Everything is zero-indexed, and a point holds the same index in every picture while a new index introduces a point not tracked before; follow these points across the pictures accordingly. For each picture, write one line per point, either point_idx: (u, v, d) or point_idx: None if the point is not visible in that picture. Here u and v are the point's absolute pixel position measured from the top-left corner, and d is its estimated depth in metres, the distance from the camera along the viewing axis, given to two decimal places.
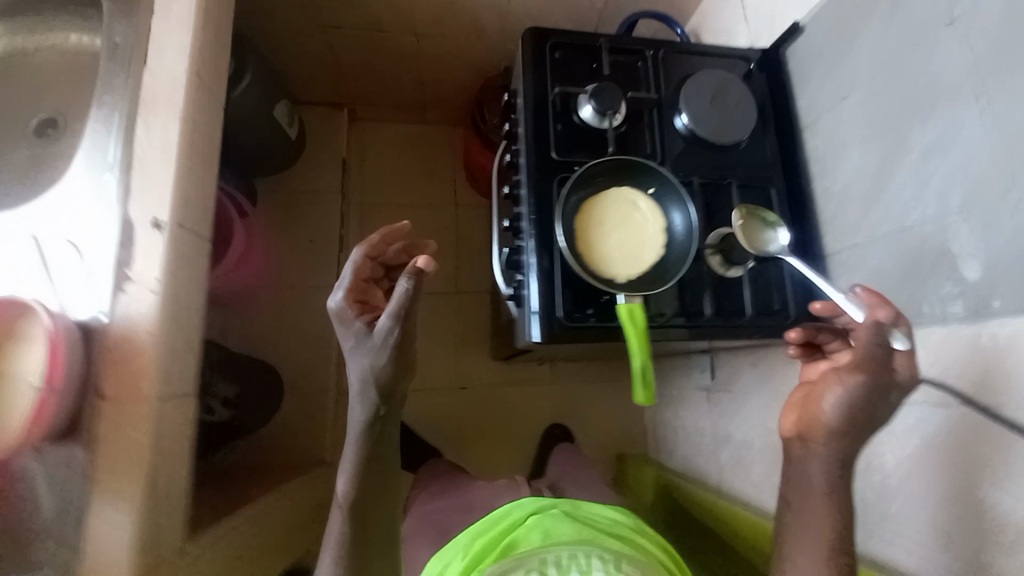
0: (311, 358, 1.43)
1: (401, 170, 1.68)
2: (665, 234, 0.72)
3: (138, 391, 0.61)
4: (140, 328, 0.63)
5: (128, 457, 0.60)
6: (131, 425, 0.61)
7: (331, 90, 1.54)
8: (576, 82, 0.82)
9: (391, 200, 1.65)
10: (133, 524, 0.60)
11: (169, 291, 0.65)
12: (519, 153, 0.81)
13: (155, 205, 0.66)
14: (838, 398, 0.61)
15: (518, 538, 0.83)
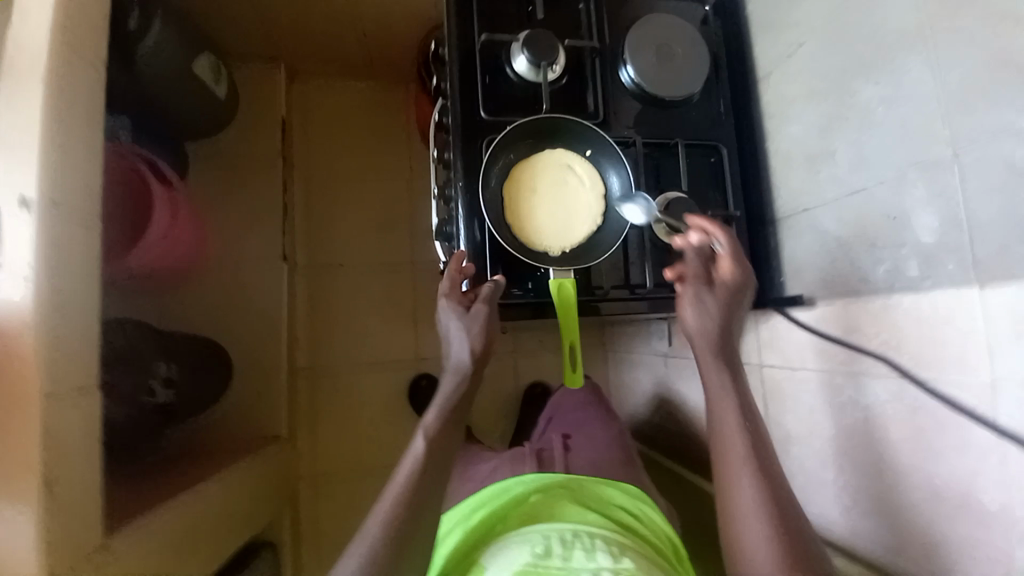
0: (259, 335, 1.38)
1: (350, 132, 1.56)
2: (603, 202, 0.68)
3: (25, 387, 0.56)
4: (18, 320, 0.56)
5: (20, 460, 0.55)
6: (18, 425, 0.55)
7: (266, 42, 1.38)
8: (509, 31, 0.75)
9: (341, 164, 1.55)
10: (34, 529, 0.56)
11: (48, 276, 0.58)
12: (447, 111, 0.75)
13: (20, 181, 0.58)
14: (695, 311, 0.66)
15: (525, 515, 0.82)
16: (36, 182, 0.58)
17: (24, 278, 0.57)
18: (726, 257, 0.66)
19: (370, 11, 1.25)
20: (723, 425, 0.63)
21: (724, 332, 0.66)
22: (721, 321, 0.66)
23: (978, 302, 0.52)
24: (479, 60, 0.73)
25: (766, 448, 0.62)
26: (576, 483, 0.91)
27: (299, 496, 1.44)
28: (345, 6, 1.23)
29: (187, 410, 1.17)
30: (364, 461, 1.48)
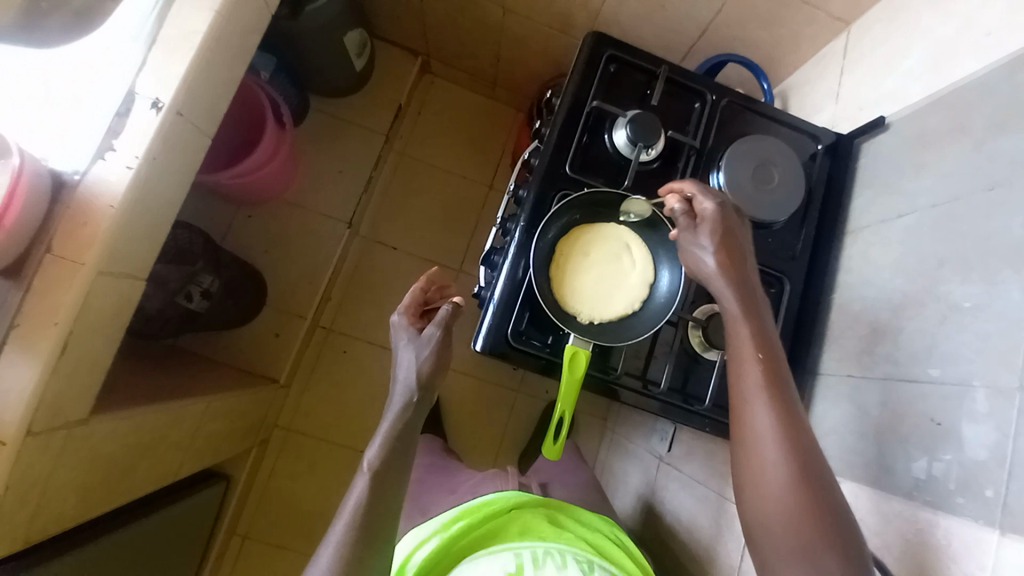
0: (298, 282, 1.47)
1: (450, 135, 1.65)
2: (646, 291, 0.68)
3: (82, 258, 0.62)
4: (104, 197, 0.63)
5: (51, 318, 0.61)
6: (63, 286, 0.62)
7: (411, 35, 1.50)
8: (620, 104, 0.78)
9: (431, 160, 1.64)
10: (34, 379, 0.61)
11: (147, 172, 0.66)
12: (536, 154, 0.78)
13: (161, 87, 0.67)
14: (703, 252, 0.63)
15: (496, 530, 0.83)
16: (173, 90, 0.67)
17: (131, 163, 0.64)
18: (705, 199, 0.64)
19: (508, 38, 1.34)
20: (742, 361, 0.59)
21: (741, 263, 0.63)
22: (731, 256, 0.62)
23: (996, 554, 0.48)
24: (582, 121, 0.77)
25: (790, 401, 0.57)
26: (551, 506, 0.92)
27: (270, 441, 1.47)
28: (488, 27, 1.33)
29: (213, 323, 1.26)
30: (339, 433, 1.50)
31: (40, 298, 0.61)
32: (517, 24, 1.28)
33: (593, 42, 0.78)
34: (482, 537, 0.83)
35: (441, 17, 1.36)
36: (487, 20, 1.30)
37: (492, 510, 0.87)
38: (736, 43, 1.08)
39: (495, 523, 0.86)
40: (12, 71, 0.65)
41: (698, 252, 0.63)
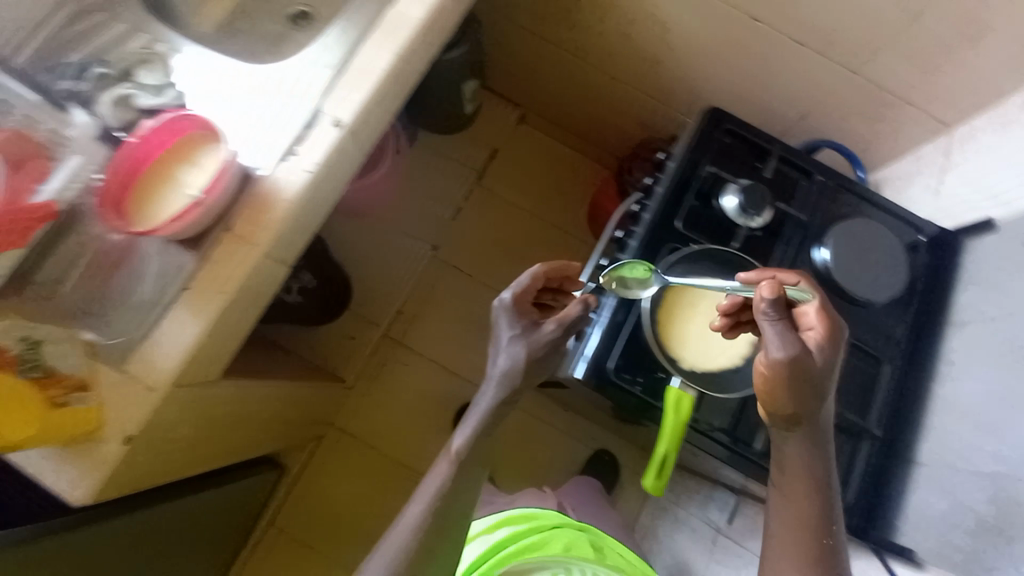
0: (378, 294, 1.57)
1: (536, 178, 1.74)
2: (749, 348, 0.74)
3: (253, 237, 0.72)
4: (282, 192, 0.74)
5: (220, 287, 0.71)
6: (235, 261, 0.72)
7: (517, 88, 1.64)
8: (731, 173, 0.84)
9: (515, 200, 1.73)
10: (195, 336, 0.69)
11: (319, 176, 0.77)
12: (646, 207, 0.84)
13: (342, 109, 0.79)
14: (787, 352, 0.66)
15: (543, 540, 0.95)
16: (350, 111, 0.78)
17: (307, 168, 0.75)
18: (814, 307, 0.69)
19: (610, 102, 1.45)
20: (783, 503, 0.71)
21: (808, 368, 0.66)
22: (804, 355, 0.66)
23: None
24: (693, 184, 0.83)
25: (830, 510, 0.69)
26: (589, 532, 1.02)
27: (324, 438, 1.53)
28: (592, 90, 1.45)
29: (300, 317, 1.37)
30: (389, 445, 1.54)
31: (214, 267, 0.71)
32: (621, 90, 1.39)
33: (711, 116, 0.86)
34: (530, 545, 0.94)
35: (550, 77, 1.49)
36: (593, 84, 1.42)
37: (538, 526, 0.98)
38: (836, 131, 1.14)
39: (541, 537, 0.97)
40: (228, 81, 0.79)
41: (780, 351, 0.66)
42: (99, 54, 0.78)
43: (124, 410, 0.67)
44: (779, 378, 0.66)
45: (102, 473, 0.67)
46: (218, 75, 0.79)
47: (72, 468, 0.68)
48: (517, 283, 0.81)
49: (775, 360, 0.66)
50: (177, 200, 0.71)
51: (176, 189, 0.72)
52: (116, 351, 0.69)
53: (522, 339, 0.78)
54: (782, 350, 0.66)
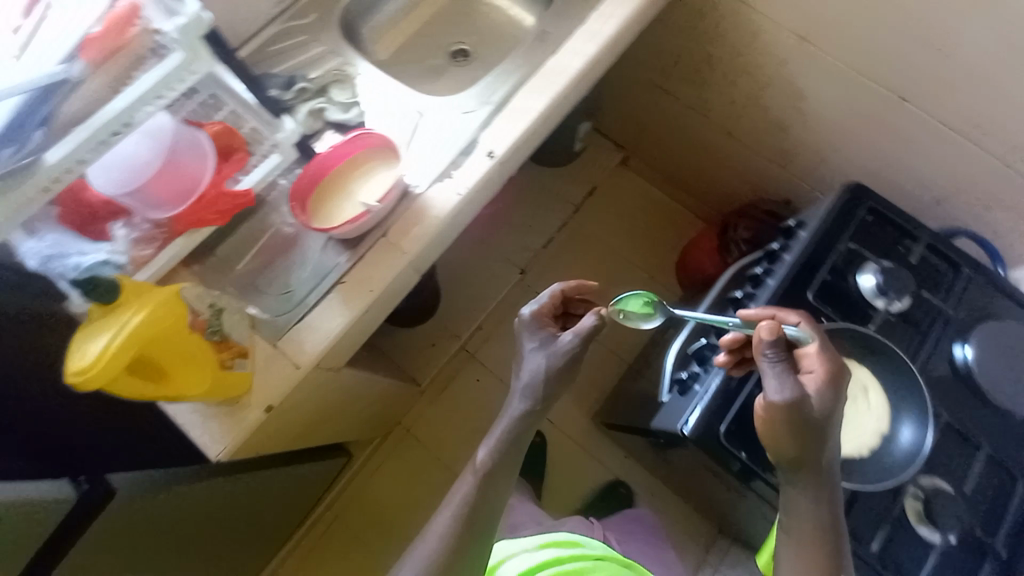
0: (463, 307, 1.64)
1: (629, 218, 1.75)
2: (878, 440, 0.76)
3: (404, 247, 0.80)
4: (435, 209, 0.83)
5: (371, 286, 0.79)
6: (387, 265, 0.79)
7: (625, 133, 1.69)
8: (870, 252, 0.84)
9: (607, 239, 1.74)
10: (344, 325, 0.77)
11: (468, 198, 0.85)
12: (773, 272, 0.86)
13: (496, 142, 0.87)
14: (789, 396, 0.65)
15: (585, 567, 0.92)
16: (505, 146, 0.87)
17: (459, 192, 0.83)
18: (815, 350, 0.68)
19: (721, 158, 1.47)
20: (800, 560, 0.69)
21: (808, 412, 0.65)
22: (802, 398, 0.65)
23: None
24: (829, 259, 0.84)
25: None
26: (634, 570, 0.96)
27: (390, 435, 1.59)
28: (705, 145, 1.47)
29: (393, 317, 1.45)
30: (448, 455, 1.57)
31: (366, 266, 0.79)
32: (737, 149, 1.41)
33: (855, 193, 0.86)
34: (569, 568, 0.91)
35: (664, 127, 1.53)
36: (707, 139, 1.45)
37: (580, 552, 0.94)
38: (972, 221, 1.09)
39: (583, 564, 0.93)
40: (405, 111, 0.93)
41: (775, 391, 0.66)
42: (304, 72, 0.93)
43: (270, 381, 0.75)
44: (779, 421, 0.65)
45: (235, 436, 0.74)
46: (398, 106, 0.93)
47: (212, 425, 0.74)
48: (538, 301, 0.89)
49: (771, 401, 0.66)
50: (353, 208, 0.83)
51: (353, 198, 0.84)
52: (273, 329, 0.78)
53: (542, 349, 0.84)
54: (779, 392, 0.65)
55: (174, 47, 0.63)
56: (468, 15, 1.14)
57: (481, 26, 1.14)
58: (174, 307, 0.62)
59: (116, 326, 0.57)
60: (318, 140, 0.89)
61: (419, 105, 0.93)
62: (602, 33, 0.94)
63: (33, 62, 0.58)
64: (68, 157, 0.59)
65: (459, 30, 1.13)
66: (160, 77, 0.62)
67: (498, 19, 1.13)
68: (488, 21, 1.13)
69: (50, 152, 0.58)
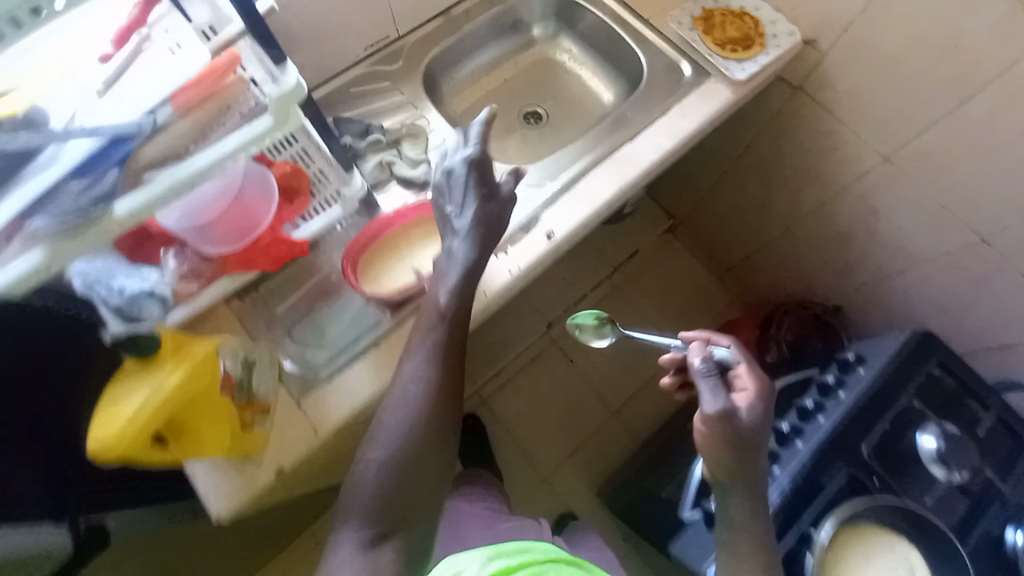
0: (483, 350, 1.61)
1: (665, 287, 1.69)
2: None
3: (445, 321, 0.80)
4: (486, 285, 0.83)
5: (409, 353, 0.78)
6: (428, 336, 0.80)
7: (675, 203, 1.66)
8: (931, 410, 0.80)
9: (640, 306, 1.67)
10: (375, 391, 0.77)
11: (518, 277, 0.85)
12: (825, 412, 0.82)
13: (557, 223, 0.87)
14: (719, 406, 0.68)
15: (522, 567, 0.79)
16: (564, 229, 0.87)
17: (512, 270, 0.83)
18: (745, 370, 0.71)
19: (773, 251, 1.44)
20: None
21: (739, 425, 0.68)
22: (733, 412, 0.68)
23: None
24: (889, 412, 0.79)
25: None
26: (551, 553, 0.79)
27: None
28: (758, 235, 1.45)
29: None
30: None
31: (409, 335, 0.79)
32: (792, 246, 1.37)
33: (924, 344, 0.82)
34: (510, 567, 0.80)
35: (718, 209, 1.51)
36: (761, 230, 1.43)
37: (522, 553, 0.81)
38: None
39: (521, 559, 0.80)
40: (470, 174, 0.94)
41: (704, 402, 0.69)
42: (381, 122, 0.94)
43: (287, 444, 0.74)
44: (715, 435, 0.68)
45: (242, 496, 0.72)
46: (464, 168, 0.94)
47: (222, 479, 0.72)
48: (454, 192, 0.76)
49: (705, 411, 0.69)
50: (404, 274, 0.81)
51: (404, 263, 0.83)
52: (298, 384, 0.78)
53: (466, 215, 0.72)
54: (710, 404, 0.68)
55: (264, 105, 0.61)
56: (547, 80, 1.16)
57: (558, 93, 1.16)
58: (210, 365, 0.62)
59: (152, 385, 0.57)
60: (380, 191, 0.90)
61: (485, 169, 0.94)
62: (683, 129, 0.94)
63: (120, 108, 0.57)
64: (130, 206, 0.54)
65: (536, 93, 1.16)
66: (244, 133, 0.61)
67: (576, 90, 1.15)
68: (566, 91, 1.16)
69: (116, 199, 0.55)
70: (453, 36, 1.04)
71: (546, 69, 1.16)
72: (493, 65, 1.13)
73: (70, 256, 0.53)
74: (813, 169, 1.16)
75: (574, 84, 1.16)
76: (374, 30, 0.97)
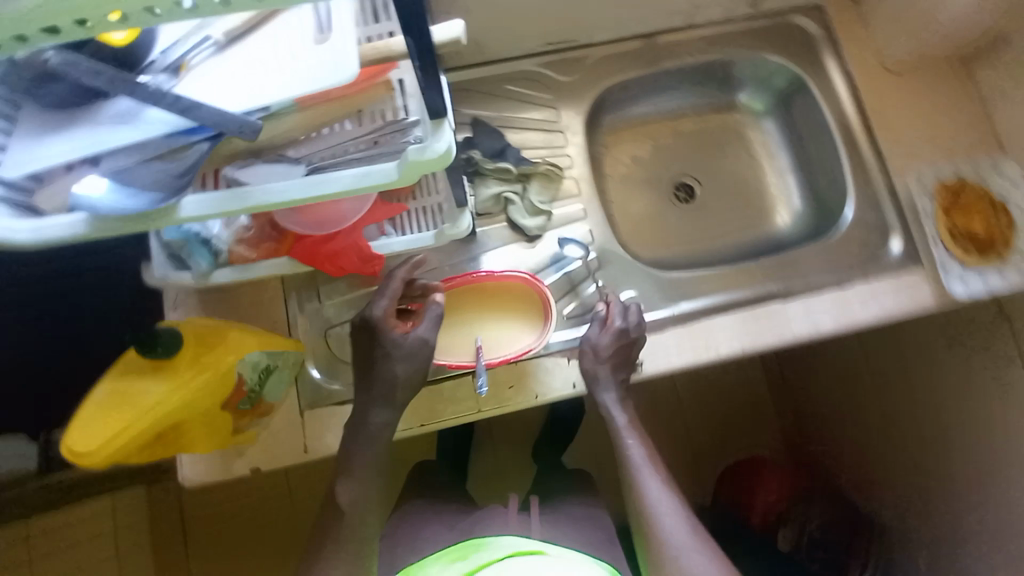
0: None
1: (733, 401, 1.30)
2: None
3: (481, 404, 0.73)
4: (540, 387, 0.73)
5: (431, 415, 0.73)
6: (458, 409, 0.73)
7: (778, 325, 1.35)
8: None
9: (693, 407, 1.29)
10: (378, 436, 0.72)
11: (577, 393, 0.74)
12: None
13: (649, 358, 0.74)
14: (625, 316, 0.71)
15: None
16: (654, 368, 0.74)
17: (573, 386, 0.73)
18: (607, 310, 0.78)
19: (859, 445, 1.10)
20: None
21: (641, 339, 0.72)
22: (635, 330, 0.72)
23: None
24: None
25: None
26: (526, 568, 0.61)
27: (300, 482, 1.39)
28: (848, 419, 1.13)
29: None
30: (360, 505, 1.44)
31: (440, 397, 0.73)
32: (879, 454, 1.06)
33: None
34: None
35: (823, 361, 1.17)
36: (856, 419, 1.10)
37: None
38: None
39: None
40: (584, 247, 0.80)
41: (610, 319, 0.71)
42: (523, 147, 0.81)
43: (272, 447, 0.70)
44: (632, 343, 0.70)
45: (211, 475, 0.69)
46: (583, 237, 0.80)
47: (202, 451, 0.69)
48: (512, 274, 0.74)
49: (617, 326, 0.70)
50: (463, 343, 0.73)
51: (472, 331, 0.73)
52: (311, 394, 0.72)
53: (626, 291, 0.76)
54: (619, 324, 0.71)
55: (404, 143, 0.50)
56: (723, 155, 0.95)
57: (728, 176, 0.94)
58: (224, 379, 0.56)
59: (165, 389, 0.52)
60: (483, 222, 0.79)
61: (603, 249, 0.80)
62: (847, 316, 0.75)
63: (232, 87, 0.45)
64: (200, 209, 0.46)
65: (704, 162, 0.95)
66: (365, 154, 0.52)
67: (751, 181, 0.93)
68: (738, 175, 0.94)
69: (187, 196, 0.46)
70: (646, 69, 0.86)
71: (731, 142, 0.95)
72: (673, 114, 0.94)
73: (119, 232, 0.46)
74: (988, 411, 0.84)
75: (751, 172, 0.94)
76: (563, 30, 0.80)
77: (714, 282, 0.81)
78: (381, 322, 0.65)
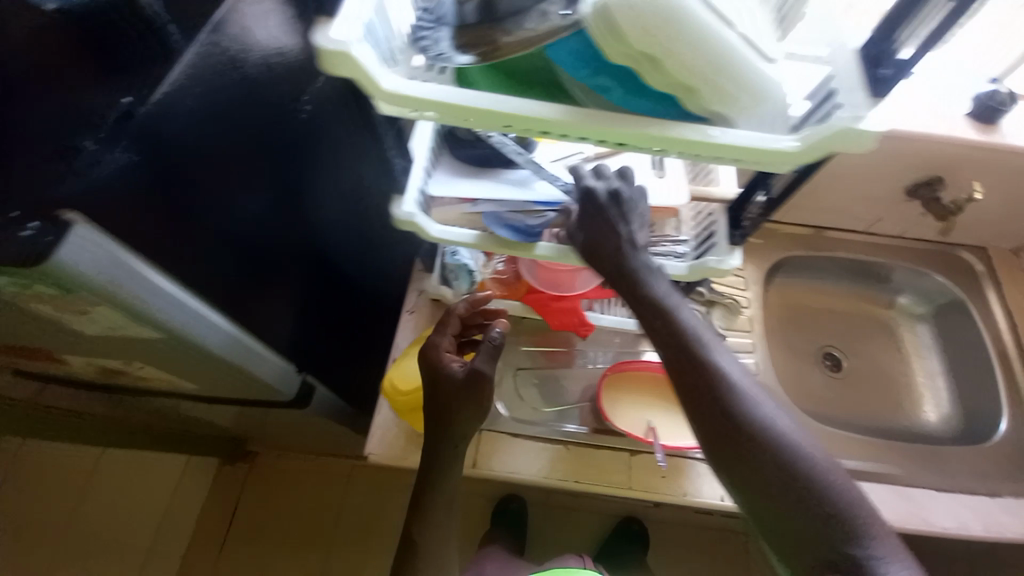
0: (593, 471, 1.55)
1: None
2: None
3: (634, 481, 0.80)
4: (691, 486, 0.80)
5: (588, 472, 0.81)
6: (613, 477, 0.81)
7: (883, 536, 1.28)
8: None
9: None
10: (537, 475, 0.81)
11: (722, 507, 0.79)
12: None
13: None
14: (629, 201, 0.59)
15: None
16: None
17: (723, 499, 0.79)
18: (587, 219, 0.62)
19: None
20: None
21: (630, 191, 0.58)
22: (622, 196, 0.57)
23: None
24: None
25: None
26: None
27: (350, 479, 1.53)
28: None
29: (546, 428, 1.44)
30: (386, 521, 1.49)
31: (599, 461, 0.82)
32: None
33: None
34: None
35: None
36: None
37: None
38: None
39: None
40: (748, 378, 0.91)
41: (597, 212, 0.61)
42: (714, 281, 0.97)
43: None
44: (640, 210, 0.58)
45: (395, 456, 0.80)
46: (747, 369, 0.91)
47: (394, 433, 0.82)
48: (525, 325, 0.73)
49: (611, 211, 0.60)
50: (636, 421, 0.84)
51: (643, 416, 0.85)
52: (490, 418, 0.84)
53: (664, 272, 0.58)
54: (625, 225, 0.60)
55: (663, 248, 0.68)
56: (872, 343, 1.06)
57: (874, 360, 1.05)
58: None
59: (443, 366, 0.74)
60: None
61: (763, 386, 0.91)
62: (1000, 527, 0.77)
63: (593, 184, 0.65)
64: (549, 252, 0.65)
65: (854, 343, 1.06)
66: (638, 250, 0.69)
67: (897, 374, 1.03)
68: (885, 365, 1.04)
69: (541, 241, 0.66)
70: (823, 253, 1.03)
71: (881, 334, 1.07)
72: (830, 293, 1.08)
73: (490, 249, 0.66)
74: None
75: (897, 366, 1.04)
76: None
77: (858, 450, 0.88)
78: (435, 353, 0.71)
